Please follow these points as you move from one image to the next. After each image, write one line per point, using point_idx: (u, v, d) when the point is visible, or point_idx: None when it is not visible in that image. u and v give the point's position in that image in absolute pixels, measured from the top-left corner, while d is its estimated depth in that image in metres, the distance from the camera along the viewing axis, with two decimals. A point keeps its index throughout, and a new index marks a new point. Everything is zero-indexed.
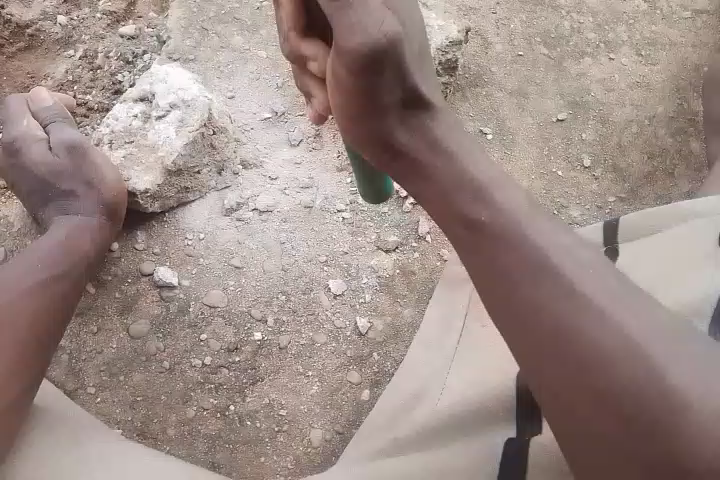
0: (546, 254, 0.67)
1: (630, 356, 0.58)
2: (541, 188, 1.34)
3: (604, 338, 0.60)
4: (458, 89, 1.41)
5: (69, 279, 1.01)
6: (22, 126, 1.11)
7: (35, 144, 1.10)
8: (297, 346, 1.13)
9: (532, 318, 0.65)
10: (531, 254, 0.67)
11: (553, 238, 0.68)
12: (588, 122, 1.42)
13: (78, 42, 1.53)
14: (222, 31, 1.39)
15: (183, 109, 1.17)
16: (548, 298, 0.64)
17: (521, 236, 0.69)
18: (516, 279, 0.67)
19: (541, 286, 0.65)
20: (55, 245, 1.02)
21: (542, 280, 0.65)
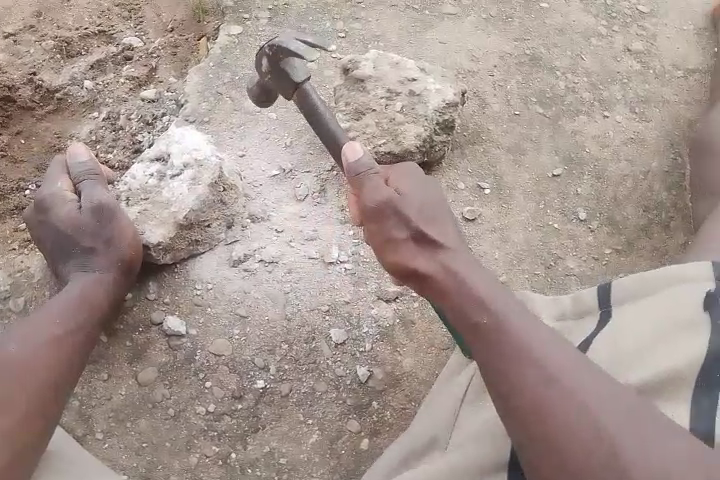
0: (541, 346, 0.80)
1: (597, 410, 0.74)
2: (539, 241, 1.38)
3: (574, 394, 0.76)
4: (457, 146, 1.47)
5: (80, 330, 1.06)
6: (57, 189, 1.19)
7: (66, 205, 1.18)
8: (298, 394, 1.17)
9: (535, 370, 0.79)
10: (522, 324, 0.83)
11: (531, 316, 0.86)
12: (583, 177, 1.47)
13: (102, 105, 1.65)
14: (235, 95, 1.49)
15: (195, 168, 1.24)
16: (546, 363, 0.79)
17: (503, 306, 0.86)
18: (515, 343, 0.81)
19: (541, 372, 0.78)
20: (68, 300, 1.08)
21: (535, 355, 0.80)
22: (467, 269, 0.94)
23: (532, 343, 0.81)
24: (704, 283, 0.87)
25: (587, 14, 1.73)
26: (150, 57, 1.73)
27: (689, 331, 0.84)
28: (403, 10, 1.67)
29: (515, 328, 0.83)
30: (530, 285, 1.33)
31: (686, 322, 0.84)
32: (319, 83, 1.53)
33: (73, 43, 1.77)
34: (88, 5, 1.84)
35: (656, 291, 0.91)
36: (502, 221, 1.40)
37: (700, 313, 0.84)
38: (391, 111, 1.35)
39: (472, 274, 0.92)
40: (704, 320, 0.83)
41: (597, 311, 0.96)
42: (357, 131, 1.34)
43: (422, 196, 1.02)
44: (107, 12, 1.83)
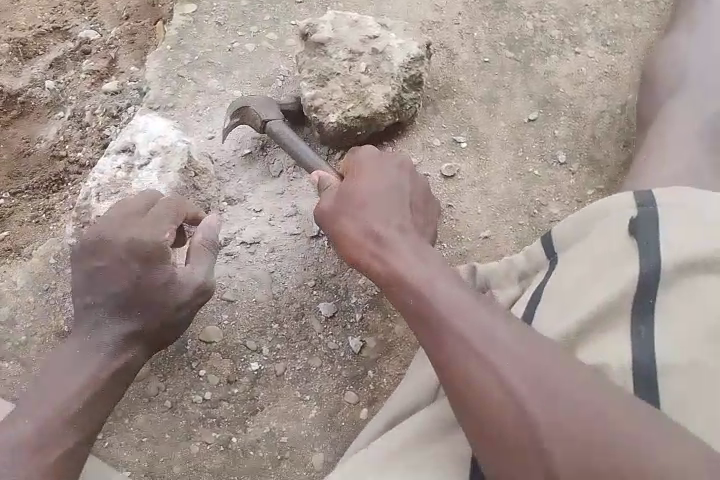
0: (473, 346, 0.75)
1: (539, 413, 0.69)
2: (520, 190, 1.36)
3: (514, 400, 0.71)
4: (429, 102, 1.44)
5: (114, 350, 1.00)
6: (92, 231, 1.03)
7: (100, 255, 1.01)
8: (293, 372, 1.16)
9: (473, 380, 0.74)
10: (456, 321, 0.77)
11: (468, 307, 0.79)
12: (559, 119, 1.43)
13: (66, 103, 1.62)
14: (197, 76, 1.45)
15: (163, 155, 1.21)
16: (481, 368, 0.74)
17: (435, 300, 0.80)
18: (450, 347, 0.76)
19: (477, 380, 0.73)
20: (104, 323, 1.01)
21: (469, 361, 0.75)
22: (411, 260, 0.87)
23: (465, 346, 0.76)
24: (625, 212, 0.83)
25: None
26: (109, 48, 1.69)
27: (621, 261, 0.81)
28: None
29: (446, 328, 0.78)
30: (516, 235, 1.31)
31: (621, 252, 0.81)
32: (281, 53, 1.48)
33: (29, 43, 1.73)
34: (40, 4, 1.80)
35: (595, 227, 0.86)
36: (481, 174, 1.37)
37: (627, 239, 0.81)
38: (356, 73, 1.31)
39: (412, 262, 0.86)
40: (630, 250, 0.80)
41: (545, 263, 0.91)
42: (324, 98, 1.30)
43: (376, 185, 0.97)
44: (60, 8, 1.79)
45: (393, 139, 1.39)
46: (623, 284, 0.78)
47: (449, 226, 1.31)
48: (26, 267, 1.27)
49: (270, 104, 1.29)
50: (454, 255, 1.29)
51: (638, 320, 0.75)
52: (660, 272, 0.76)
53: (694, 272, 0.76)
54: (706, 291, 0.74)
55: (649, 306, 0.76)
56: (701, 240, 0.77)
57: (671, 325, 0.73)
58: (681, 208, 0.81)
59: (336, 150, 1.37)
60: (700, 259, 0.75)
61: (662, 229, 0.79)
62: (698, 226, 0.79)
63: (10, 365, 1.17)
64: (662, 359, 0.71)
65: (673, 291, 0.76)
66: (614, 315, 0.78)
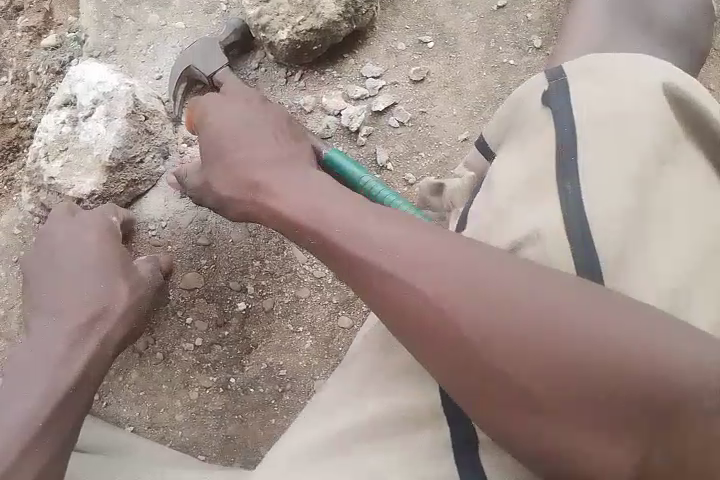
0: (392, 263, 0.65)
1: (485, 325, 0.59)
2: (496, 83, 1.27)
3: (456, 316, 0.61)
4: (387, 3, 1.32)
5: (91, 319, 0.95)
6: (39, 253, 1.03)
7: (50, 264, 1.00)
8: (282, 306, 1.12)
9: (407, 308, 0.64)
10: (362, 241, 0.68)
11: (374, 224, 0.69)
12: (531, 0, 1.32)
13: (6, 66, 1.50)
14: (135, 14, 1.34)
15: (107, 103, 1.13)
16: (410, 286, 0.64)
17: (344, 225, 0.70)
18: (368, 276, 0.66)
19: (411, 302, 0.63)
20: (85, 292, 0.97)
21: (393, 282, 0.65)
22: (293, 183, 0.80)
23: (384, 263, 0.66)
24: (537, 89, 0.77)
25: None
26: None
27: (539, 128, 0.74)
28: None
29: (359, 245, 0.68)
30: None
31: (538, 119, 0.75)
32: None
33: None
34: None
35: (513, 111, 0.80)
36: (453, 73, 1.28)
37: (540, 107, 0.75)
38: None
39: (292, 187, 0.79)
40: (545, 120, 0.73)
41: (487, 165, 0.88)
42: (269, 14, 1.19)
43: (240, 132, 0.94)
44: None
45: (354, 49, 1.29)
46: (544, 156, 0.70)
47: (425, 133, 1.25)
48: None
49: (211, 48, 1.20)
50: (433, 163, 1.23)
51: (564, 181, 0.67)
52: (576, 132, 0.70)
53: (610, 123, 0.69)
54: (628, 140, 0.68)
55: (572, 163, 0.68)
56: (610, 98, 0.71)
57: (596, 177, 0.66)
58: (583, 74, 0.75)
59: (295, 71, 1.28)
60: (613, 111, 0.70)
61: (573, 94, 0.73)
62: (607, 86, 0.73)
63: None
64: (594, 212, 0.64)
65: (594, 146, 0.68)
66: (539, 186, 0.69)
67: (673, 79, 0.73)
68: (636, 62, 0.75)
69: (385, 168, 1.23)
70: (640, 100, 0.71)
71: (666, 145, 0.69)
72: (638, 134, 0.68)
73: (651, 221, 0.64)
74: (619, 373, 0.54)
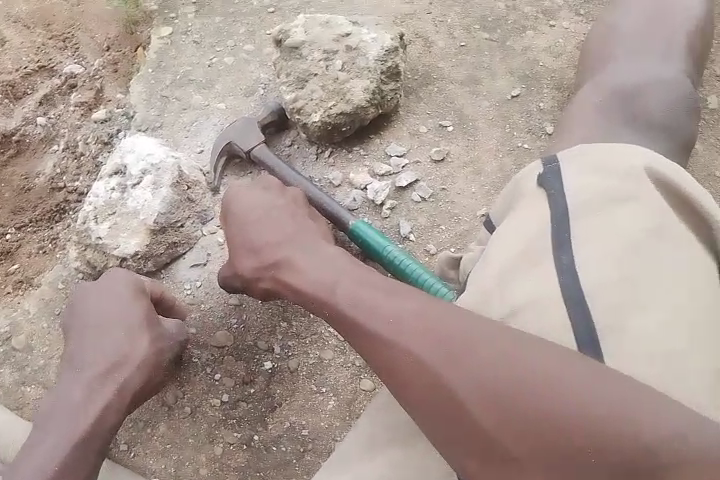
0: (402, 337, 0.77)
1: (482, 398, 0.71)
2: (512, 164, 1.38)
3: (458, 388, 0.72)
4: (411, 92, 1.46)
5: (124, 368, 1.01)
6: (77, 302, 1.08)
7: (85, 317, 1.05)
8: (306, 366, 1.17)
9: (415, 380, 0.75)
10: (375, 318, 0.80)
11: (385, 304, 0.81)
12: (543, 91, 1.45)
13: (59, 136, 1.64)
14: (181, 95, 1.48)
15: (154, 173, 1.23)
16: (418, 360, 0.75)
17: (361, 303, 0.83)
18: (381, 351, 0.79)
19: (417, 375, 0.75)
20: (116, 345, 1.02)
21: (403, 355, 0.77)
22: (312, 264, 0.92)
23: (394, 340, 0.78)
24: (535, 171, 0.93)
25: None
26: (95, 79, 1.72)
27: (535, 206, 0.88)
28: None
29: (373, 322, 0.80)
30: None
31: (534, 200, 0.89)
32: (261, 62, 1.51)
33: (18, 84, 1.74)
34: (23, 42, 1.80)
35: (514, 192, 0.95)
36: (471, 153, 1.39)
37: (536, 189, 0.90)
38: (333, 71, 1.33)
39: (308, 265, 0.92)
40: (542, 202, 0.88)
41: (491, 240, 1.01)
42: (304, 99, 1.33)
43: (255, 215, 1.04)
44: (43, 46, 1.80)
45: (381, 131, 1.41)
46: (539, 233, 0.84)
47: (446, 208, 1.34)
48: (35, 294, 1.28)
49: (249, 128, 1.33)
50: (453, 235, 1.31)
51: (558, 251, 0.81)
52: (569, 213, 0.84)
53: (600, 204, 0.84)
54: (617, 218, 0.82)
55: (566, 239, 0.82)
56: (601, 182, 0.86)
57: (588, 250, 0.80)
58: (574, 162, 0.90)
59: (324, 148, 1.39)
60: (602, 192, 0.85)
61: (567, 179, 0.88)
62: (597, 173, 0.88)
63: (32, 389, 1.20)
64: (587, 277, 0.77)
65: (586, 224, 0.83)
66: (536, 253, 0.83)
67: (656, 162, 0.88)
68: (619, 151, 0.90)
69: (407, 239, 1.31)
70: (627, 184, 0.85)
71: (654, 218, 0.83)
72: (626, 213, 0.83)
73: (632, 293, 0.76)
74: (609, 436, 0.65)
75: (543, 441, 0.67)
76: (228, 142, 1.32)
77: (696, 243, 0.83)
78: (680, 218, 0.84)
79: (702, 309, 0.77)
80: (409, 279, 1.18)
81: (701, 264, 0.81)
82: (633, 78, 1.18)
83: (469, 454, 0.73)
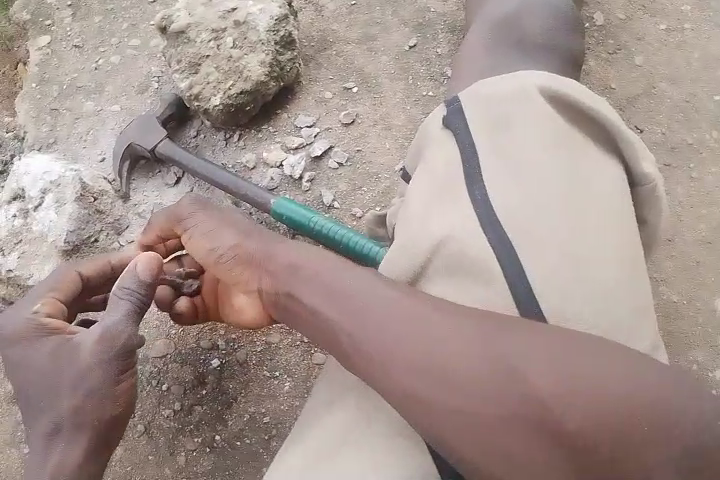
0: (384, 315, 0.70)
1: (475, 369, 0.64)
2: (421, 114, 1.37)
3: (449, 358, 0.65)
4: (309, 59, 1.42)
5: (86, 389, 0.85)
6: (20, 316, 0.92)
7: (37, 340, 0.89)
8: (255, 355, 1.15)
9: (400, 356, 0.67)
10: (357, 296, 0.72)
11: (367, 281, 0.73)
12: (439, 37, 1.45)
13: None
14: (71, 105, 1.40)
15: (56, 191, 1.17)
16: (407, 334, 0.68)
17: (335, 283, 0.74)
18: (362, 326, 0.70)
19: (404, 349, 0.67)
20: (93, 373, 0.85)
21: (388, 330, 0.69)
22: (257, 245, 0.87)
23: (378, 315, 0.70)
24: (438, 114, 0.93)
25: None
26: None
27: (441, 147, 0.89)
28: None
29: (355, 301, 0.72)
30: None
31: (440, 141, 0.89)
32: (149, 56, 1.44)
33: None
34: None
35: (421, 138, 0.95)
36: (380, 111, 1.38)
37: (440, 131, 0.90)
38: (225, 50, 1.28)
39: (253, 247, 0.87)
40: (450, 142, 0.88)
41: None
42: (200, 84, 1.28)
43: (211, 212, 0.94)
44: None
45: (286, 105, 1.38)
46: (452, 172, 0.84)
47: (364, 169, 1.32)
48: None
49: (148, 126, 1.27)
50: (377, 195, 1.31)
51: (470, 186, 0.81)
52: (475, 148, 0.85)
53: (501, 134, 0.85)
54: (518, 145, 0.83)
55: (475, 172, 0.82)
56: (500, 112, 0.87)
57: (496, 180, 0.81)
58: (473, 95, 0.90)
59: (232, 132, 1.35)
60: (502, 122, 0.86)
61: (468, 115, 0.88)
62: (495, 103, 0.88)
63: None
64: (499, 206, 0.78)
65: (491, 155, 0.83)
66: (448, 190, 0.83)
67: (549, 81, 0.88)
68: (512, 77, 0.90)
69: (332, 207, 1.29)
70: (524, 109, 0.86)
71: (554, 137, 0.84)
72: (526, 137, 0.84)
73: (545, 215, 0.77)
74: (610, 413, 0.59)
75: (537, 417, 0.61)
76: (129, 145, 1.26)
77: (597, 156, 0.85)
78: (578, 133, 0.86)
79: (608, 221, 0.79)
80: (339, 245, 1.17)
81: (602, 176, 0.83)
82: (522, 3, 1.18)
83: (450, 437, 0.64)
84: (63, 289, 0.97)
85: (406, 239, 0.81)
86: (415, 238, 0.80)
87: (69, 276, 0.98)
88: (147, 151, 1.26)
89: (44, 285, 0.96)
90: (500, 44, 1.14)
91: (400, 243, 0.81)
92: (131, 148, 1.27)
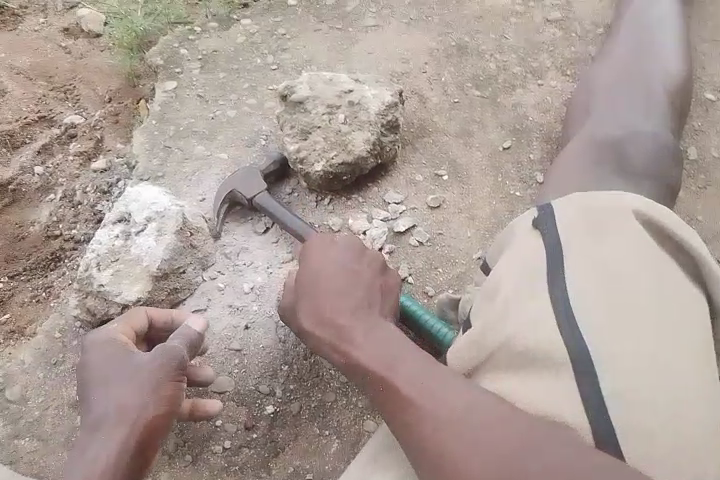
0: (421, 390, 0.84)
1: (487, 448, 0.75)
2: (505, 211, 1.44)
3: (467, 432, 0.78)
4: (407, 143, 1.53)
5: (139, 397, 0.95)
6: (106, 332, 1.06)
7: (103, 353, 1.03)
8: (309, 409, 1.18)
9: (426, 422, 0.81)
10: (404, 371, 0.88)
11: (417, 362, 0.89)
12: (532, 144, 1.54)
13: (57, 185, 1.64)
14: (184, 145, 1.52)
15: (158, 220, 1.24)
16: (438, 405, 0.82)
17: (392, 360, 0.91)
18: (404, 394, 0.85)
19: (431, 417, 0.81)
20: (139, 382, 0.97)
21: (424, 400, 0.83)
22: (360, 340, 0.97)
23: (421, 385, 0.85)
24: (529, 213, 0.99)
25: None
26: (95, 130, 1.75)
27: (529, 246, 0.94)
28: (328, 33, 1.75)
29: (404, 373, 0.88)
30: None
31: (529, 239, 0.95)
32: (262, 116, 1.57)
33: (16, 134, 1.76)
34: (24, 95, 1.85)
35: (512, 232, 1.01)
36: (467, 201, 1.45)
37: (531, 231, 0.96)
38: (336, 124, 1.39)
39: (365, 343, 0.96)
40: (538, 239, 0.93)
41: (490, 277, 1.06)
42: (307, 149, 1.38)
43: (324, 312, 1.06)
44: (43, 98, 1.84)
45: (378, 180, 1.47)
46: (536, 266, 0.89)
47: (442, 252, 1.38)
48: (33, 344, 1.24)
49: (250, 176, 1.36)
50: (452, 278, 1.35)
51: (552, 287, 0.85)
52: (561, 249, 0.89)
53: (590, 240, 0.90)
54: (605, 253, 0.88)
55: (561, 269, 0.87)
56: (591, 222, 0.92)
57: (580, 280, 0.85)
58: (567, 202, 0.96)
59: (324, 196, 1.44)
60: (590, 233, 0.91)
61: (560, 217, 0.94)
62: (587, 212, 0.94)
63: (27, 441, 1.15)
64: (579, 310, 0.81)
65: (578, 256, 0.88)
66: (531, 287, 0.87)
67: (640, 204, 0.93)
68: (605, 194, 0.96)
69: (406, 281, 1.34)
70: (613, 223, 0.92)
71: (638, 256, 0.88)
72: (613, 248, 0.89)
73: (622, 327, 0.80)
74: None
75: None
76: (231, 190, 1.35)
77: (680, 280, 0.88)
78: (663, 256, 0.90)
79: (685, 344, 0.80)
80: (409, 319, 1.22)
81: (683, 300, 0.85)
82: (620, 130, 1.27)
83: None
84: (135, 319, 1.10)
85: (476, 330, 0.87)
86: (486, 329, 0.86)
87: (140, 312, 1.12)
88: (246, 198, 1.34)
89: (120, 318, 1.11)
90: (599, 160, 1.21)
91: (471, 333, 0.88)
92: (232, 195, 1.36)
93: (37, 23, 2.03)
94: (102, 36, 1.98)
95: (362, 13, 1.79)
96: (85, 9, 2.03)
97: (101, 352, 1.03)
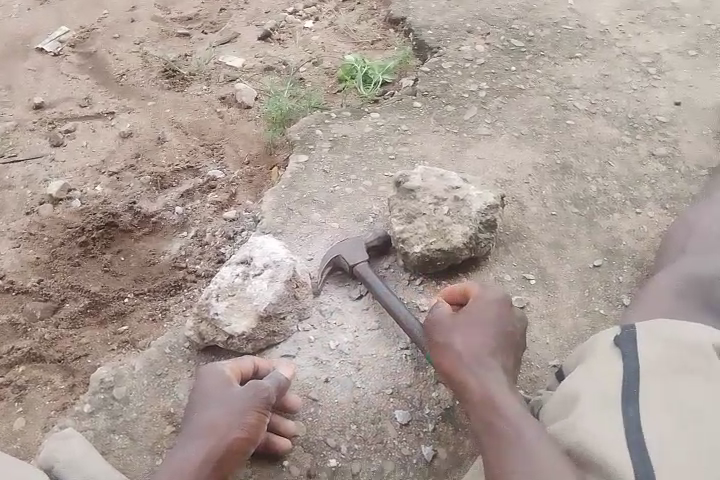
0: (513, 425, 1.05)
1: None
2: (586, 325, 1.50)
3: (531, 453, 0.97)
4: (501, 244, 1.64)
5: (229, 422, 1.16)
6: (222, 366, 1.25)
7: (212, 376, 1.23)
8: (368, 472, 1.28)
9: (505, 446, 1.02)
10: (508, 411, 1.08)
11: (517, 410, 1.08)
12: (622, 266, 1.61)
13: (191, 225, 1.91)
14: (303, 210, 1.74)
15: (274, 268, 1.43)
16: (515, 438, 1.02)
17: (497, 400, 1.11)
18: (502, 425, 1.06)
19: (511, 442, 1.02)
20: (237, 404, 1.18)
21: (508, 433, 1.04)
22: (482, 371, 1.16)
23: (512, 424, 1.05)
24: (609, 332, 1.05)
25: (610, 127, 1.96)
26: (231, 186, 2.02)
27: (607, 359, 0.99)
28: (443, 134, 1.95)
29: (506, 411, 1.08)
30: None
31: (608, 352, 1.01)
32: (374, 197, 1.76)
33: (166, 177, 2.07)
34: (179, 146, 2.18)
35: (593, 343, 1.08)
36: (549, 308, 1.53)
37: (611, 344, 1.02)
38: (439, 214, 1.54)
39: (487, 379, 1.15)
40: (616, 359, 0.98)
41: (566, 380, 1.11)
42: (410, 232, 1.53)
43: (466, 337, 1.22)
44: (193, 151, 2.16)
45: (469, 272, 1.58)
46: (610, 387, 0.95)
47: None
48: (145, 354, 1.43)
49: (357, 247, 1.52)
50: (524, 378, 1.42)
51: (624, 405, 0.91)
52: (639, 370, 0.95)
53: (667, 374, 0.93)
54: (684, 392, 0.90)
55: (633, 392, 0.92)
56: (674, 356, 0.94)
57: (654, 414, 0.88)
58: (651, 331, 0.99)
59: (416, 277, 1.57)
60: (672, 359, 0.94)
61: (641, 345, 0.98)
62: (670, 346, 0.96)
63: (119, 438, 1.31)
64: (652, 436, 0.85)
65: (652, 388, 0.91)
66: (605, 402, 0.93)
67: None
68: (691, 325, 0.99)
69: None
70: (696, 360, 0.93)
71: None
72: (691, 387, 0.90)
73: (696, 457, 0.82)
74: None
75: None
76: (338, 255, 1.51)
77: None
78: None
79: None
80: None
81: None
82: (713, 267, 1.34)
83: None
84: (244, 364, 1.28)
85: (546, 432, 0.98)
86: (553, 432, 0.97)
87: (250, 359, 1.30)
88: (348, 264, 1.49)
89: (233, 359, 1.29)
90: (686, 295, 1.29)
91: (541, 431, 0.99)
92: (337, 260, 1.53)
93: (200, 89, 2.40)
94: (252, 108, 2.30)
95: (477, 122, 1.98)
96: (242, 84, 2.38)
97: (209, 374, 1.24)
